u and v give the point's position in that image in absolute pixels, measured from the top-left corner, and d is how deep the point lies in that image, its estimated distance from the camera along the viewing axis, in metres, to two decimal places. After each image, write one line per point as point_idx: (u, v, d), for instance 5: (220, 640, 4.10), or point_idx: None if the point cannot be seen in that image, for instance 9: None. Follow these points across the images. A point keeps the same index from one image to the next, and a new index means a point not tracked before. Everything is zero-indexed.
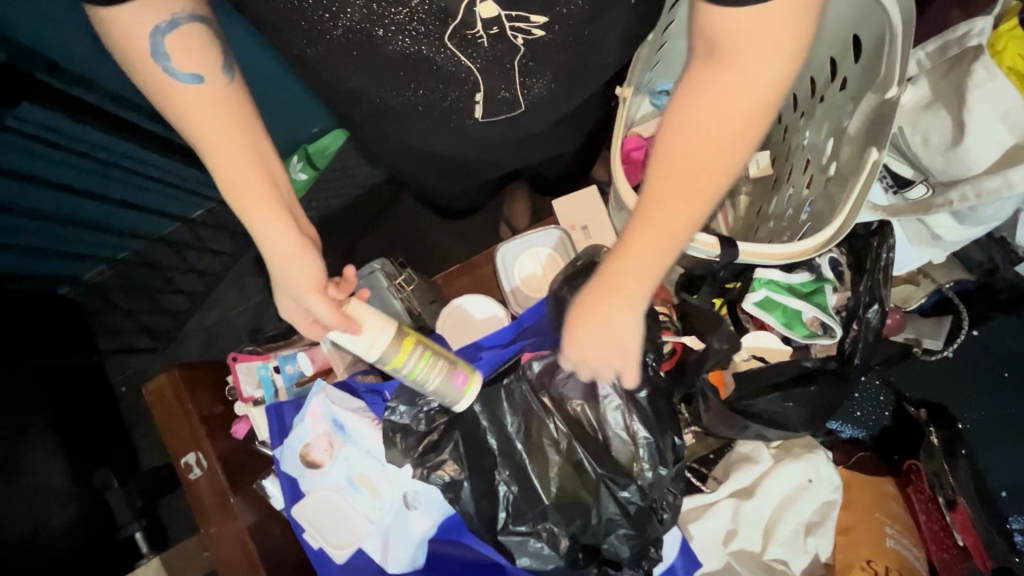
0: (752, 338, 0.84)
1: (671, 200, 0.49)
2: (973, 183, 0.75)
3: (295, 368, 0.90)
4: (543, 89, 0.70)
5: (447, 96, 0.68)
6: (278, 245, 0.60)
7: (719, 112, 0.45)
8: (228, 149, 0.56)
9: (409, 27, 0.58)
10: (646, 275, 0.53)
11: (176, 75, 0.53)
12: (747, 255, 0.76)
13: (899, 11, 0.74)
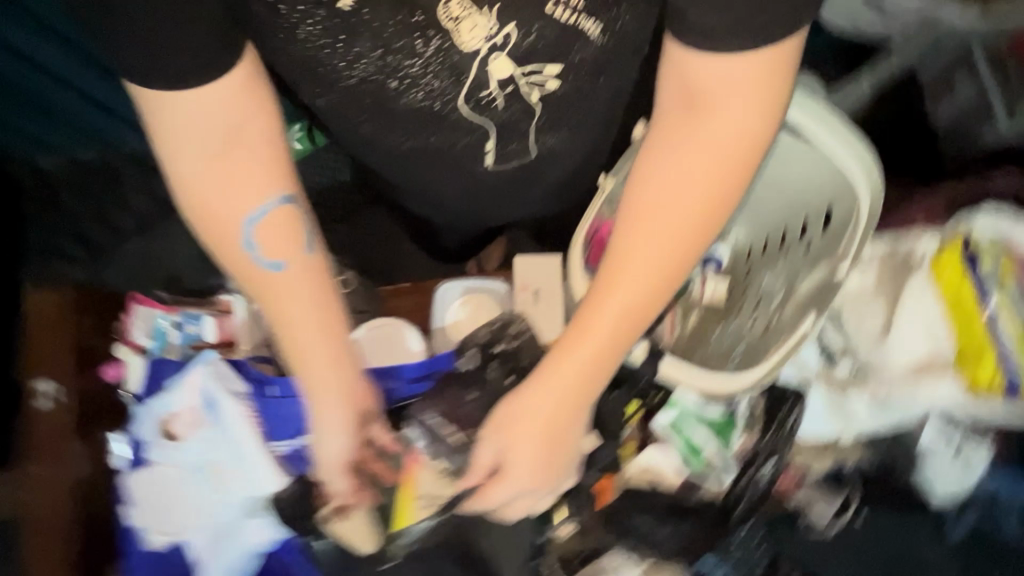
0: (650, 454, 0.83)
1: (662, 225, 0.57)
2: (887, 379, 0.83)
3: (196, 330, 0.86)
4: (555, 146, 0.69)
5: (454, 143, 0.66)
6: (333, 422, 0.63)
7: (703, 153, 0.55)
8: (303, 327, 0.60)
9: (421, 81, 0.59)
10: (633, 300, 0.58)
11: (260, 261, 0.59)
12: (668, 374, 0.79)
13: (867, 203, 0.83)
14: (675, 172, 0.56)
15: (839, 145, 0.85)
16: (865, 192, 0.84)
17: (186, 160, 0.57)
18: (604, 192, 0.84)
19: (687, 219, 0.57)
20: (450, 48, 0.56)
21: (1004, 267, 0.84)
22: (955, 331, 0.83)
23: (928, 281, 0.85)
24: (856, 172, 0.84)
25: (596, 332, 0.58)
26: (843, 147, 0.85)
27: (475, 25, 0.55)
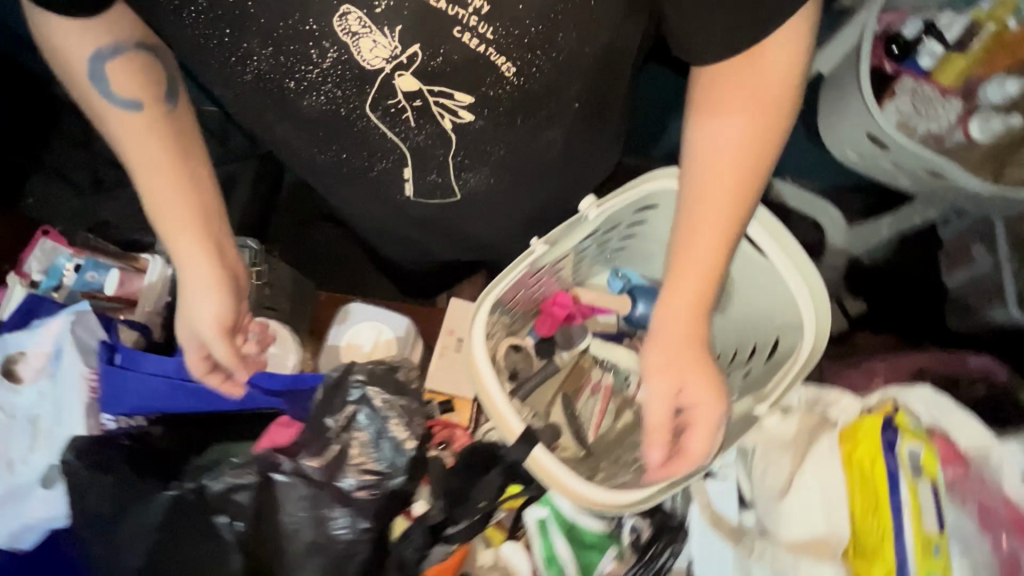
0: (511, 547, 0.77)
1: (718, 199, 0.54)
2: (771, 547, 0.71)
3: (97, 279, 0.85)
4: (479, 182, 0.73)
5: (373, 166, 0.71)
6: (199, 313, 0.63)
7: (744, 118, 0.52)
8: (154, 173, 0.60)
9: (321, 87, 0.61)
10: (715, 253, 0.55)
11: (115, 99, 0.59)
12: (535, 463, 0.70)
13: (810, 343, 0.75)
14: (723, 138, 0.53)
15: (797, 273, 0.78)
16: (811, 335, 0.76)
17: (77, 54, 0.57)
18: (531, 255, 0.77)
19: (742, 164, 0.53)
20: (349, 59, 0.57)
21: (928, 455, 0.69)
22: (860, 517, 0.70)
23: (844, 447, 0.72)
24: (808, 309, 0.77)
25: (701, 264, 0.55)
26: (799, 281, 0.78)
27: (376, 44, 0.56)
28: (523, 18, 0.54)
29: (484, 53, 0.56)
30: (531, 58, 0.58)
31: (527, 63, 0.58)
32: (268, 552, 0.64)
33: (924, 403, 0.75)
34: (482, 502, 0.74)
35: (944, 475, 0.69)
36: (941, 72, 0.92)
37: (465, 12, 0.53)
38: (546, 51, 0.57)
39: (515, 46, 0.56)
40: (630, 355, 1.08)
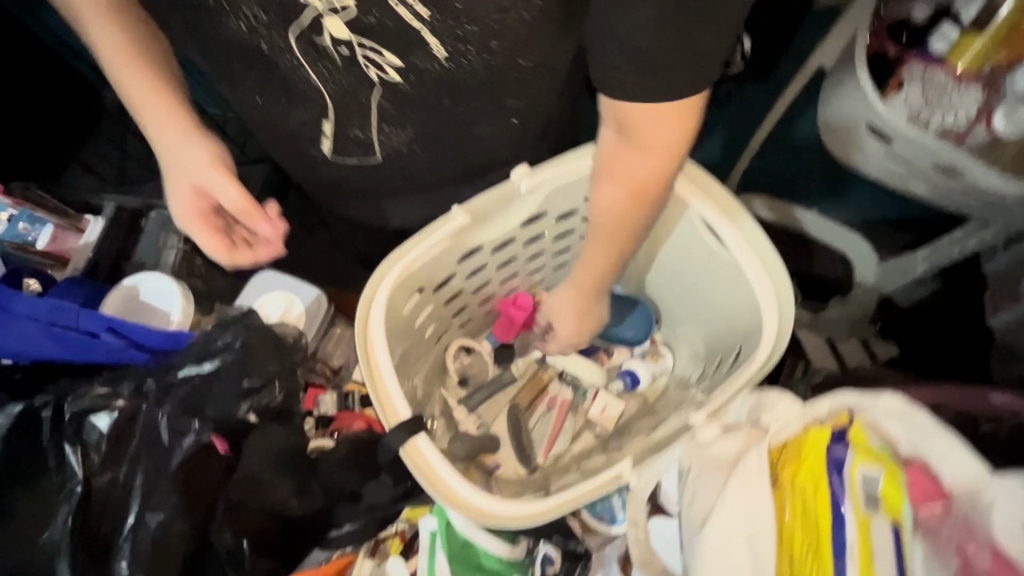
0: (395, 563, 0.66)
1: (597, 250, 0.58)
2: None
3: (28, 232, 0.83)
4: (402, 146, 0.65)
5: (290, 111, 0.62)
6: (188, 163, 0.59)
7: (614, 198, 0.52)
8: (112, 18, 0.57)
9: (245, 8, 0.51)
10: (590, 284, 0.63)
11: None
12: (411, 453, 0.58)
13: (765, 349, 0.62)
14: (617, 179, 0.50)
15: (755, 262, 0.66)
16: (771, 337, 0.63)
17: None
18: (449, 223, 0.69)
19: (630, 202, 0.52)
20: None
21: (891, 480, 0.44)
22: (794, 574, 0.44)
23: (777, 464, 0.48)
24: (771, 307, 0.65)
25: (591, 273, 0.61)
26: (759, 274, 0.66)
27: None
28: None
29: (417, 27, 0.49)
30: (463, 48, 0.51)
31: (459, 54, 0.51)
32: (88, 525, 0.55)
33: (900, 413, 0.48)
34: (375, 505, 0.64)
35: (914, 515, 0.43)
36: (956, 55, 0.78)
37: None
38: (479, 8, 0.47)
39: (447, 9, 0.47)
40: (592, 367, 0.96)
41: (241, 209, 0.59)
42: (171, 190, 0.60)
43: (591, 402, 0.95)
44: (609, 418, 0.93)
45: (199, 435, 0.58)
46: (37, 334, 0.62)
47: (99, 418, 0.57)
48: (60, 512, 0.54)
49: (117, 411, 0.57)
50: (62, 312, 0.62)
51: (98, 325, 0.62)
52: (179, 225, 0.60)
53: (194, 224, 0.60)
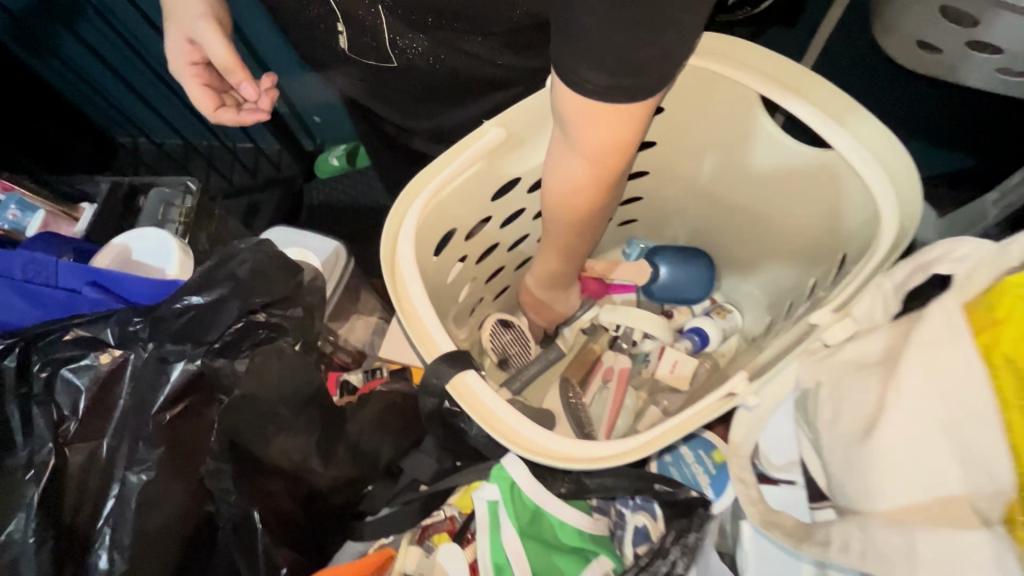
0: (448, 553, 0.51)
1: (558, 230, 0.55)
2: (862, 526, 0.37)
3: (19, 219, 0.75)
4: (418, 58, 0.58)
5: (306, 5, 0.57)
6: (188, 14, 0.56)
7: (570, 186, 0.48)
8: None
9: None
10: (555, 258, 0.61)
11: None
12: (462, 394, 0.46)
13: (892, 232, 0.50)
14: (572, 177, 0.47)
15: (855, 143, 0.54)
16: (893, 221, 0.51)
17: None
18: (482, 137, 0.59)
19: (591, 198, 0.49)
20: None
21: None
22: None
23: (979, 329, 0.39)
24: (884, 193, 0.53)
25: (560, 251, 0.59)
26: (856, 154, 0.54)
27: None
28: None
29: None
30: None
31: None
32: (64, 504, 0.43)
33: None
34: (419, 480, 0.54)
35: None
36: None
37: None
38: None
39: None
40: (655, 320, 0.82)
41: (226, 63, 0.54)
42: (169, 38, 0.57)
43: (657, 362, 0.81)
44: (682, 378, 0.80)
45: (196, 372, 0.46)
46: (12, 294, 0.53)
47: (77, 370, 0.45)
48: (26, 494, 0.42)
49: (99, 361, 0.46)
50: (38, 266, 0.53)
51: (82, 279, 0.53)
52: (171, 69, 0.57)
53: (187, 77, 0.56)
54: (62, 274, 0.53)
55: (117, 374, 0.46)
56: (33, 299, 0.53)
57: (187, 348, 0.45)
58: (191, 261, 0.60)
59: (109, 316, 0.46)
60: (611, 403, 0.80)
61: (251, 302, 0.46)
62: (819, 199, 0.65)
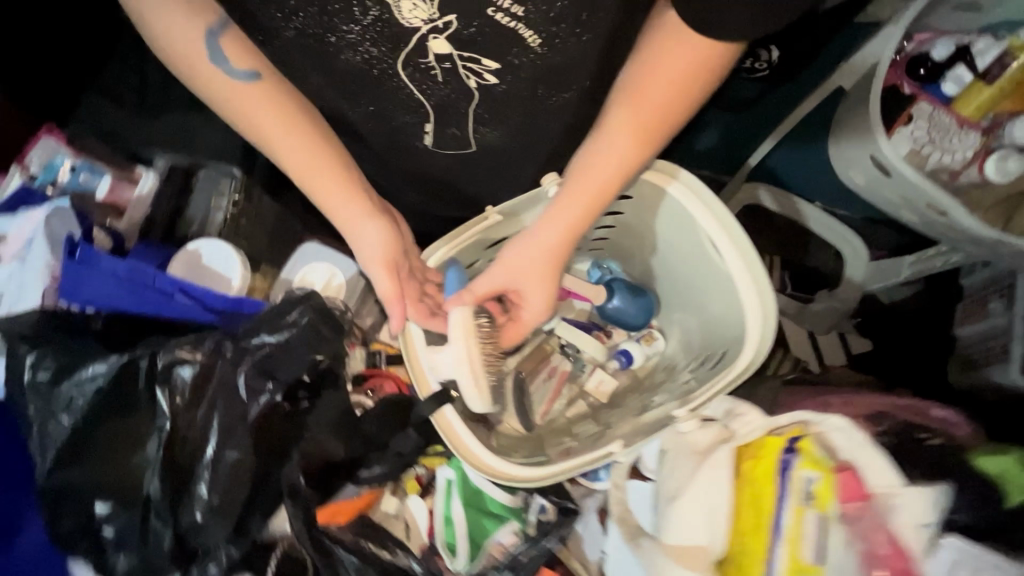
0: (416, 502, 0.78)
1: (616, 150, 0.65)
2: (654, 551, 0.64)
3: (89, 183, 0.90)
4: (494, 140, 0.78)
5: (399, 115, 0.73)
6: (356, 225, 0.71)
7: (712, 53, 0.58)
8: (266, 115, 0.67)
9: (362, 46, 0.62)
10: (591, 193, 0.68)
11: (233, 71, 0.65)
12: (441, 421, 0.71)
13: (751, 351, 0.74)
14: (648, 87, 0.61)
15: (744, 267, 0.78)
16: (759, 320, 0.76)
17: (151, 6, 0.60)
18: (483, 221, 0.77)
19: (654, 116, 0.63)
20: (389, 19, 0.58)
21: (824, 484, 0.58)
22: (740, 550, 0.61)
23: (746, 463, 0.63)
24: (755, 313, 0.77)
25: (583, 202, 0.68)
26: (736, 255, 0.78)
27: (416, 5, 0.55)
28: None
29: (515, 29, 0.58)
30: (556, 30, 0.59)
31: (551, 35, 0.59)
32: (179, 457, 0.67)
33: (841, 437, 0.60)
34: (401, 453, 0.76)
35: (840, 511, 0.58)
36: (963, 101, 0.85)
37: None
38: (569, 25, 0.59)
39: (542, 21, 0.57)
40: (594, 343, 1.07)
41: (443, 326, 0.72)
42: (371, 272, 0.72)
43: (588, 376, 1.06)
44: (601, 393, 1.05)
45: (263, 382, 0.68)
46: (119, 289, 0.71)
47: (184, 368, 0.66)
48: (154, 448, 0.66)
49: (199, 365, 0.66)
50: (140, 273, 0.71)
51: (173, 286, 0.72)
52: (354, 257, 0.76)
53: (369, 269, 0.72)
54: (159, 280, 0.72)
55: (208, 375, 0.67)
56: (132, 295, 0.72)
57: (267, 383, 0.68)
58: (249, 271, 0.78)
59: (206, 334, 0.68)
60: (549, 399, 1.06)
61: (316, 351, 0.70)
62: (711, 294, 0.87)
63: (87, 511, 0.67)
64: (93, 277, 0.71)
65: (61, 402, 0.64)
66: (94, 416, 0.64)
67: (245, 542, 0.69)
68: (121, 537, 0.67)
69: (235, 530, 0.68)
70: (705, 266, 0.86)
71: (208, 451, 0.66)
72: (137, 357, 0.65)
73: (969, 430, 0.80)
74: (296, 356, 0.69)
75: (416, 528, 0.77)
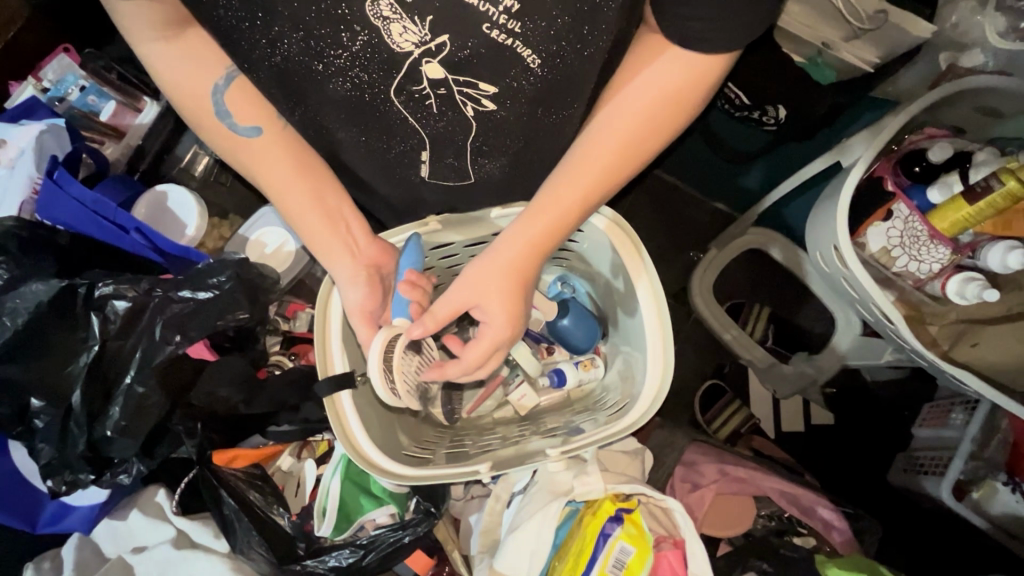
0: (308, 465, 0.85)
1: (603, 161, 0.60)
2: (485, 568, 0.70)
3: (96, 104, 0.95)
4: (495, 170, 0.69)
5: (391, 147, 0.65)
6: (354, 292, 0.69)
7: (686, 83, 0.58)
8: (273, 173, 0.63)
9: (351, 73, 0.55)
10: (575, 202, 0.61)
11: (238, 129, 0.62)
12: (336, 404, 0.75)
13: (640, 411, 0.76)
14: (628, 103, 0.60)
15: (656, 324, 0.80)
16: (656, 380, 0.78)
17: (162, 64, 0.58)
18: (421, 227, 0.80)
19: (638, 129, 0.60)
20: (379, 44, 0.52)
21: (631, 559, 0.66)
22: None
23: (579, 518, 0.70)
24: (655, 375, 0.78)
25: (552, 216, 0.61)
26: (651, 305, 0.81)
27: (406, 28, 0.50)
28: (550, 10, 0.49)
29: (512, 46, 0.52)
30: (558, 49, 0.53)
31: (552, 55, 0.53)
32: (104, 380, 0.74)
33: (681, 516, 0.68)
34: (308, 419, 0.82)
35: None
36: (941, 213, 0.79)
37: (496, 10, 0.49)
38: (571, 42, 0.53)
39: (541, 38, 0.52)
40: (530, 356, 1.05)
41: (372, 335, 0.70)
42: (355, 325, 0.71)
43: (513, 388, 1.07)
44: (522, 406, 1.05)
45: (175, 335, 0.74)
46: (83, 215, 0.77)
47: (118, 302, 0.74)
48: (79, 363, 0.73)
49: (132, 301, 0.74)
50: (102, 206, 0.77)
51: (131, 222, 0.78)
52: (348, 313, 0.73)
53: (359, 323, 0.70)
54: (118, 215, 0.78)
55: (141, 314, 0.74)
56: (93, 223, 0.78)
57: (173, 337, 0.74)
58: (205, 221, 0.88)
59: (139, 280, 0.75)
60: (477, 398, 1.07)
61: (238, 318, 0.77)
62: (634, 342, 0.89)
63: (21, 403, 0.74)
64: (61, 199, 0.77)
65: (5, 309, 0.72)
66: (32, 326, 0.72)
67: (151, 461, 0.78)
68: (48, 428, 0.74)
69: (143, 448, 0.76)
70: (631, 315, 0.88)
71: (126, 380, 0.73)
72: (76, 284, 0.74)
73: (840, 535, 0.83)
74: (204, 315, 0.75)
75: (304, 487, 0.84)
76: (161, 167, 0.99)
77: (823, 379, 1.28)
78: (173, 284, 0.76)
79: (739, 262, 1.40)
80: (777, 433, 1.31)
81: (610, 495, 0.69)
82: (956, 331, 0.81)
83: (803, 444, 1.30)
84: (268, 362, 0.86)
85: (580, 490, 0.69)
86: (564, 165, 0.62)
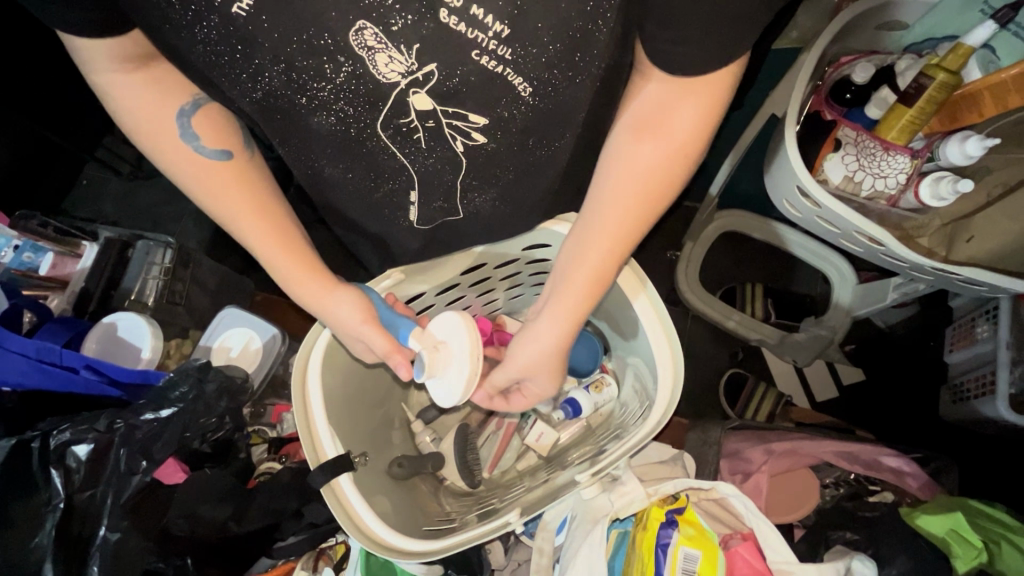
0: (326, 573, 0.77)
1: (621, 221, 0.53)
2: None
3: (33, 261, 0.89)
4: (484, 206, 0.65)
5: (378, 187, 0.62)
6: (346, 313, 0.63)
7: (695, 116, 0.49)
8: (224, 196, 0.57)
9: (336, 107, 0.51)
10: (596, 269, 0.55)
11: (203, 151, 0.56)
12: (337, 493, 0.67)
13: (664, 410, 0.70)
14: (631, 177, 0.52)
15: (654, 317, 0.74)
16: (669, 378, 0.72)
17: (120, 92, 0.52)
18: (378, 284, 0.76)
19: (642, 204, 0.52)
20: (364, 75, 0.47)
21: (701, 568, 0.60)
22: None
23: (636, 539, 0.64)
24: (666, 365, 0.73)
25: (578, 289, 0.56)
26: (648, 308, 0.74)
27: (391, 58, 0.46)
28: (542, 36, 0.44)
29: (502, 74, 0.47)
30: (549, 77, 0.48)
31: (544, 83, 0.48)
32: (79, 541, 0.65)
33: (738, 501, 0.62)
34: (315, 522, 0.75)
35: None
36: (886, 125, 0.79)
37: (485, 35, 0.44)
38: (563, 71, 0.48)
39: (533, 66, 0.47)
40: None
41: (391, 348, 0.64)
42: (361, 332, 0.63)
43: (529, 428, 0.96)
44: (542, 447, 0.94)
45: (136, 464, 0.68)
46: (25, 370, 0.70)
47: (79, 448, 0.66)
48: (43, 526, 0.62)
49: (95, 442, 0.67)
50: (49, 351, 0.72)
51: (81, 360, 0.74)
52: (347, 325, 0.63)
53: (367, 327, 0.63)
54: (65, 357, 0.73)
55: (106, 457, 0.67)
56: (37, 372, 0.71)
57: (141, 463, 0.68)
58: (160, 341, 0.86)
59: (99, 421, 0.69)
60: (496, 447, 0.97)
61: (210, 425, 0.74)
62: (635, 345, 0.83)
63: None
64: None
65: None
66: None
67: None
68: None
69: None
70: (625, 318, 0.81)
71: (103, 532, 0.65)
72: (28, 439, 0.64)
73: (918, 484, 0.76)
74: (171, 432, 0.71)
75: None
76: (111, 302, 0.95)
77: (839, 338, 1.22)
78: (134, 411, 0.71)
79: (718, 248, 1.37)
80: (812, 404, 1.24)
81: (656, 499, 0.64)
82: (948, 233, 0.80)
83: (843, 406, 1.22)
84: (261, 470, 0.81)
85: (623, 507, 0.63)
86: (583, 228, 0.55)
